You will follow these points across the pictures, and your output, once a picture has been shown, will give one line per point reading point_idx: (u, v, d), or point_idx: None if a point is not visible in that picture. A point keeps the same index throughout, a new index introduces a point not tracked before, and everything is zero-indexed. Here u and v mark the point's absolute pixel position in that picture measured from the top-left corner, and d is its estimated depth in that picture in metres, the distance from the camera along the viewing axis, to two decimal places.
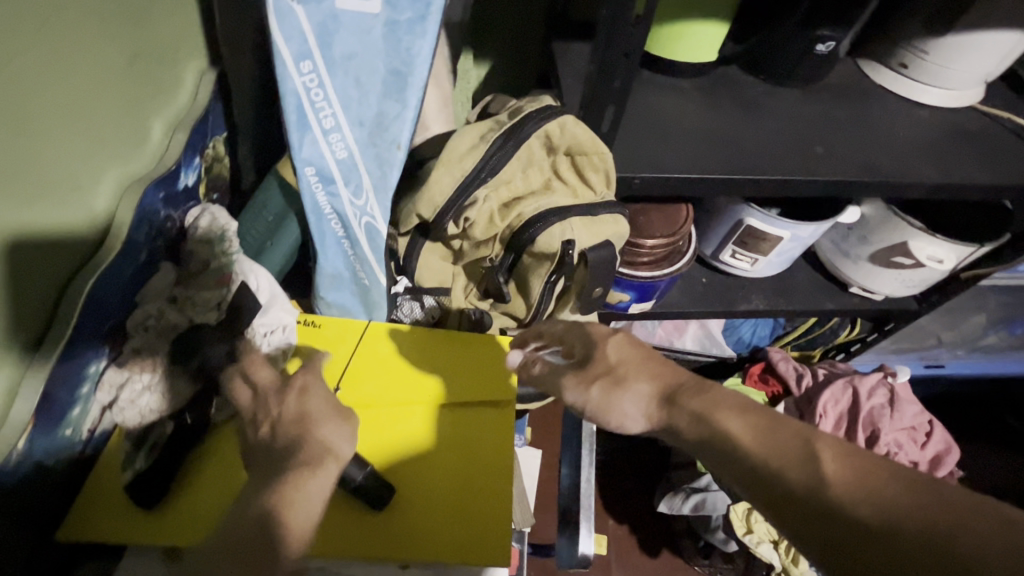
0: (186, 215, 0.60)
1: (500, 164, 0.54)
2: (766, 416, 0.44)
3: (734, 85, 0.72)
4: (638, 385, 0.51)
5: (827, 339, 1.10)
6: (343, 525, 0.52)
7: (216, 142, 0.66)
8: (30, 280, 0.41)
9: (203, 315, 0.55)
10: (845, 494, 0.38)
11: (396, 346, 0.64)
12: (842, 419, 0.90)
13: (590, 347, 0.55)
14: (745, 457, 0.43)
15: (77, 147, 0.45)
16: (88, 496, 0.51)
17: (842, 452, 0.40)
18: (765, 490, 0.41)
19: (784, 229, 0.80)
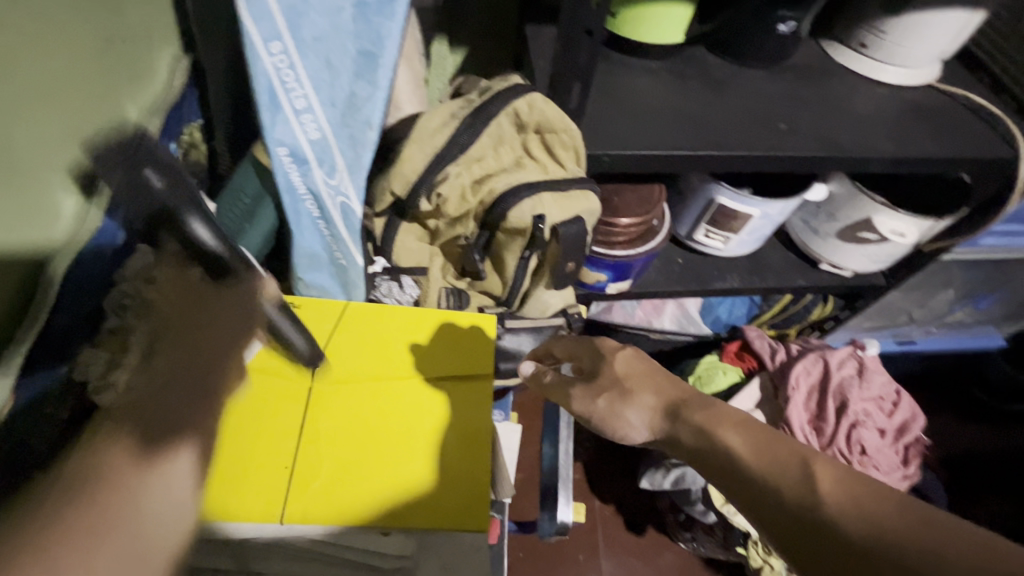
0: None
1: (471, 141, 0.56)
2: (766, 433, 0.46)
3: (701, 65, 0.74)
4: (642, 396, 0.54)
5: (802, 317, 1.13)
6: (325, 492, 0.53)
7: (191, 128, 0.67)
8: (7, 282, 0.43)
9: None
10: (840, 509, 0.39)
11: (377, 322, 0.65)
12: (814, 391, 0.93)
13: (598, 361, 0.59)
14: (741, 467, 0.45)
15: (47, 143, 0.44)
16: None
17: (837, 469, 0.42)
18: (760, 503, 0.43)
19: (753, 207, 0.83)
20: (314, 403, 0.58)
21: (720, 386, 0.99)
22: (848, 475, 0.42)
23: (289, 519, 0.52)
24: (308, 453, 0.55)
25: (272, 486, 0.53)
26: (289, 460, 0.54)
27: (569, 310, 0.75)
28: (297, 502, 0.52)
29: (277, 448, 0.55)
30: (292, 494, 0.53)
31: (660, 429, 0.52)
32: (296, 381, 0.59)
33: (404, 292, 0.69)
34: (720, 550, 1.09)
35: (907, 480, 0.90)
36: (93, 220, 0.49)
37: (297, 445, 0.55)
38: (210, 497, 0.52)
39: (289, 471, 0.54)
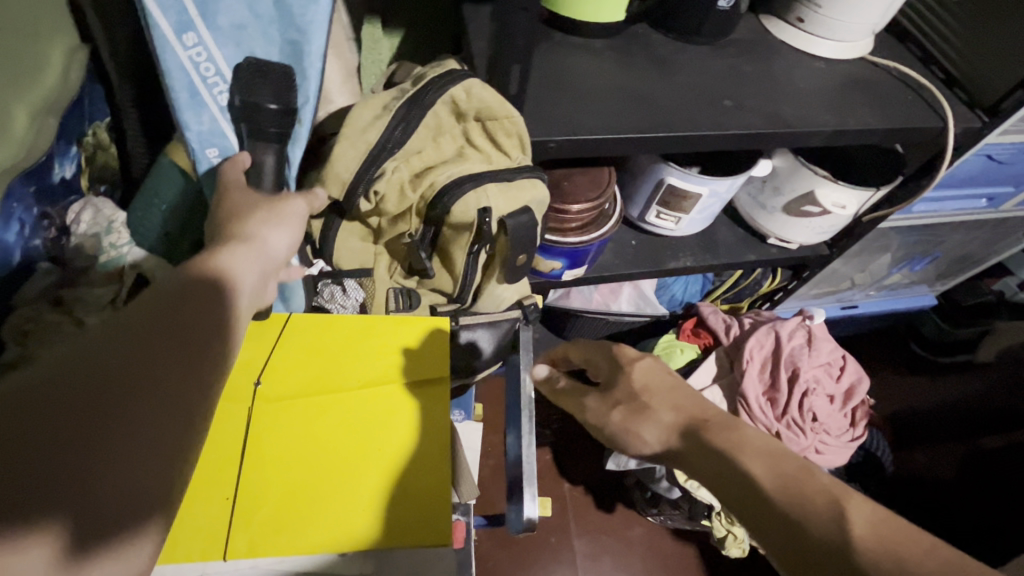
0: (65, 211, 0.55)
1: (407, 133, 0.52)
2: (796, 463, 0.44)
3: (644, 43, 0.72)
4: (658, 412, 0.53)
5: (753, 291, 1.16)
6: (273, 519, 0.50)
7: (96, 128, 0.60)
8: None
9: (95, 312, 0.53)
10: (870, 557, 0.37)
11: (323, 333, 0.61)
12: (768, 362, 0.96)
13: (617, 372, 0.59)
14: (765, 499, 0.43)
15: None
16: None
17: (872, 510, 0.40)
18: (784, 536, 0.41)
19: (703, 186, 0.83)
20: (255, 425, 0.54)
21: (677, 363, 1.01)
22: (884, 519, 0.39)
23: (235, 554, 0.48)
24: (252, 480, 0.51)
25: (214, 520, 0.49)
26: (232, 490, 0.51)
27: (525, 303, 0.73)
28: (242, 533, 0.49)
29: (218, 477, 0.51)
30: (234, 528, 0.49)
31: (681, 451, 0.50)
32: (235, 403, 0.55)
33: (348, 296, 0.66)
34: (686, 522, 1.11)
35: (855, 440, 0.95)
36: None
37: (238, 472, 0.52)
38: None
39: (233, 501, 0.50)
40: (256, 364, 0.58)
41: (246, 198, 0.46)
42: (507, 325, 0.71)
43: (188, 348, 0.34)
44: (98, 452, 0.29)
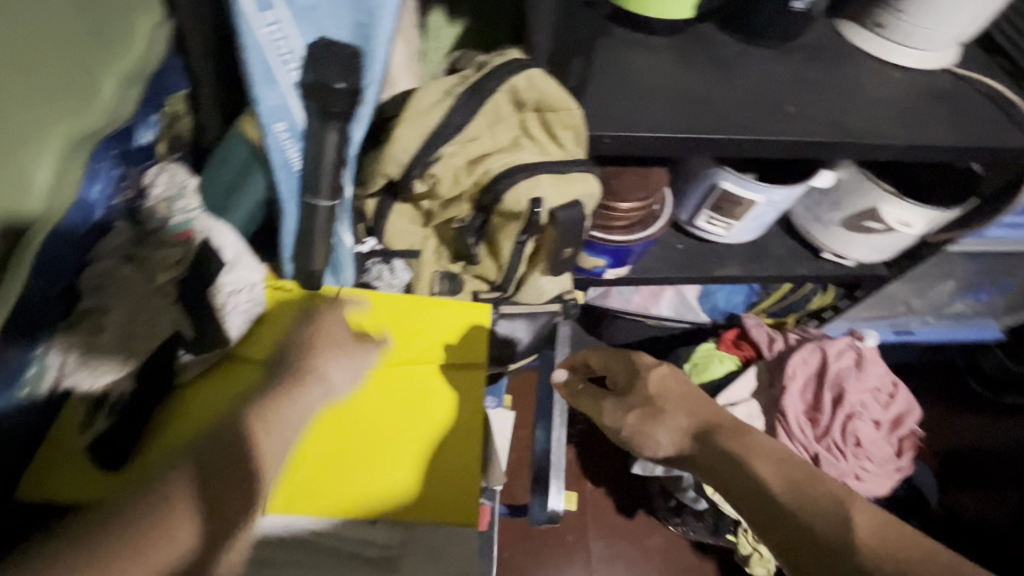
0: (143, 175, 0.58)
1: (466, 119, 0.53)
2: (802, 471, 0.55)
3: (711, 43, 0.71)
4: (672, 416, 0.61)
5: (801, 306, 1.12)
6: (308, 483, 0.53)
7: (174, 100, 0.64)
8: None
9: (162, 273, 0.54)
10: (870, 556, 0.47)
11: (366, 309, 0.63)
12: (811, 381, 0.92)
13: (632, 377, 0.66)
14: (774, 501, 0.53)
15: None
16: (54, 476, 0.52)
17: (872, 516, 0.50)
18: (792, 532, 0.51)
19: (758, 193, 0.81)
20: None
21: (715, 373, 0.98)
22: (879, 519, 0.50)
23: (273, 509, 0.51)
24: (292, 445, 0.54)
25: None
26: None
27: (566, 298, 0.73)
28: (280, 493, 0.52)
29: None
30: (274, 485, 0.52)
31: (707, 460, 0.58)
32: None
33: (395, 274, 0.68)
34: (710, 536, 1.09)
35: (900, 471, 0.90)
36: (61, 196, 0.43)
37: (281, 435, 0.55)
38: None
39: None
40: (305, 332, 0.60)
41: (319, 324, 0.56)
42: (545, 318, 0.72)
43: (250, 461, 0.46)
44: (186, 480, 0.43)
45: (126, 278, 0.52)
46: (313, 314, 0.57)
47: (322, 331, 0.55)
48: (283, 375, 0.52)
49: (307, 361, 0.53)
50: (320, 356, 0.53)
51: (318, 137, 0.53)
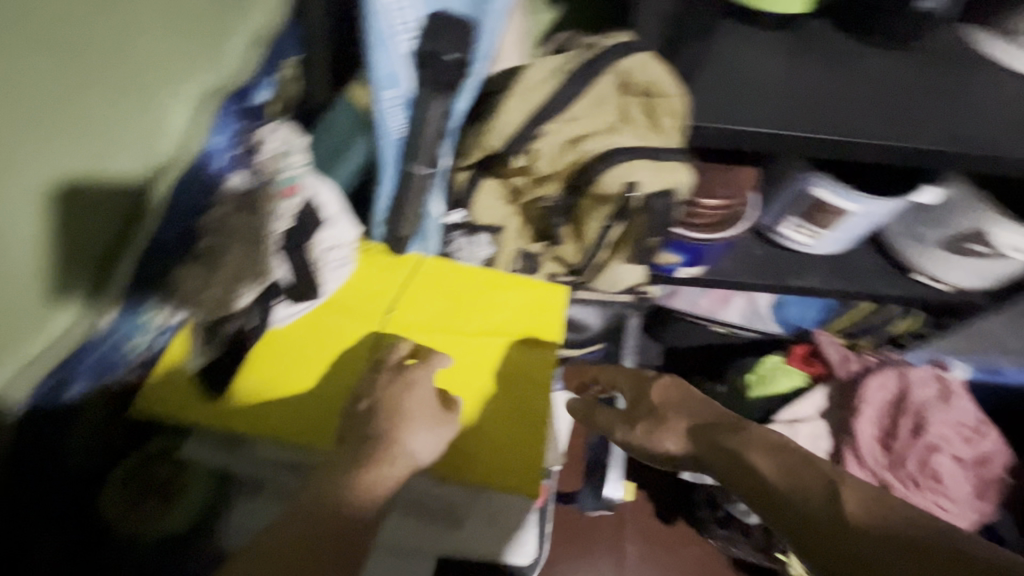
0: (259, 130, 0.58)
1: (572, 98, 0.53)
2: (797, 457, 0.52)
3: (823, 40, 0.67)
4: (674, 422, 0.61)
5: (880, 329, 1.06)
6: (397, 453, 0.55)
7: (288, 65, 0.65)
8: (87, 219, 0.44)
9: (274, 224, 0.56)
10: (869, 535, 0.45)
11: (446, 278, 0.65)
12: (888, 408, 0.87)
13: (639, 391, 0.67)
14: (767, 488, 0.52)
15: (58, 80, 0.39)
16: (164, 399, 0.54)
17: (868, 496, 0.48)
18: (787, 515, 0.50)
19: (854, 204, 0.76)
20: (380, 343, 0.60)
21: (780, 388, 0.96)
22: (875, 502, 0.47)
23: None
24: None
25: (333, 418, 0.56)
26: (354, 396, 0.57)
27: (641, 290, 0.72)
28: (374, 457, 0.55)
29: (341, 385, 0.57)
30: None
31: (698, 453, 0.58)
32: (366, 323, 0.61)
33: (478, 248, 0.69)
34: (756, 553, 1.05)
35: (978, 512, 0.84)
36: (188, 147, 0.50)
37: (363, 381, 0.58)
38: (271, 419, 0.55)
39: None
40: (388, 293, 0.63)
41: (407, 392, 0.54)
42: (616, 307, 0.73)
43: (332, 539, 0.44)
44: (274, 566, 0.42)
45: (247, 228, 0.55)
46: (401, 380, 0.54)
47: (410, 406, 0.52)
48: (366, 446, 0.50)
49: (389, 432, 0.51)
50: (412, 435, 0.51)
51: (423, 108, 0.54)
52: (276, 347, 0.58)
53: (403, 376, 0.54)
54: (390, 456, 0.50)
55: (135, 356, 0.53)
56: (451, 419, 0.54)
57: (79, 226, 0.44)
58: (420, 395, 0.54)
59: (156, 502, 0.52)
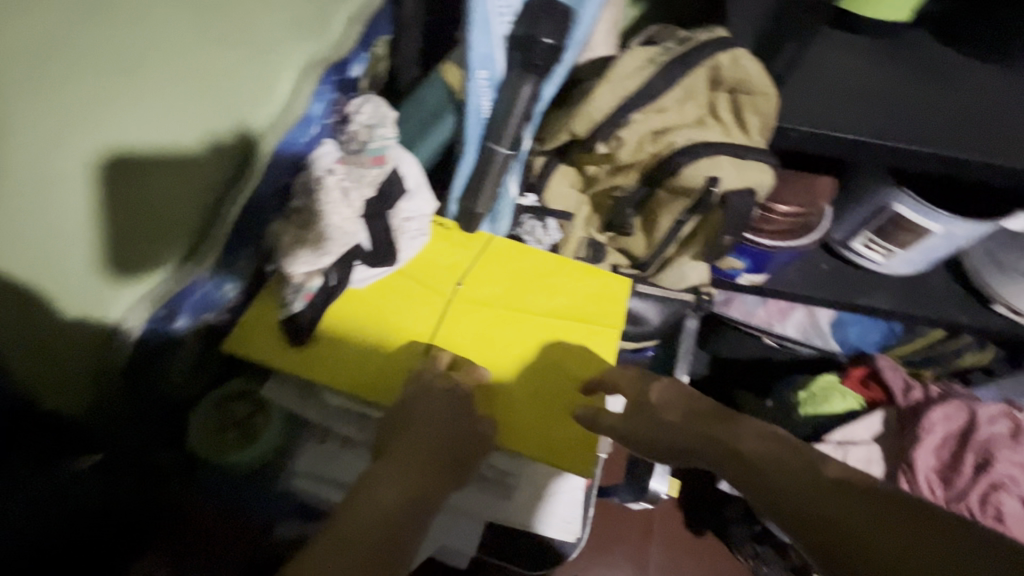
0: (350, 102, 0.61)
1: (663, 90, 0.54)
2: (788, 444, 0.45)
3: (923, 50, 0.65)
4: (671, 420, 0.52)
5: (947, 360, 1.01)
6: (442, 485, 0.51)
7: (378, 43, 0.68)
8: (175, 191, 0.43)
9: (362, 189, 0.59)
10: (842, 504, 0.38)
11: (514, 259, 0.67)
12: (950, 440, 0.83)
13: (640, 387, 0.56)
14: (762, 476, 0.44)
15: (134, 42, 0.39)
16: (252, 341, 0.57)
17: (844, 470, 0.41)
18: (808, 525, 0.39)
19: (937, 223, 0.73)
20: (449, 313, 0.62)
21: (835, 408, 0.93)
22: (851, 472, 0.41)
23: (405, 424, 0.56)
24: None
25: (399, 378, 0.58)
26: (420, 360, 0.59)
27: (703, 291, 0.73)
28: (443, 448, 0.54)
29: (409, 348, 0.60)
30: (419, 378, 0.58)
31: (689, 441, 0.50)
32: (436, 293, 0.64)
33: (546, 233, 0.70)
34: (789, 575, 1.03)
35: None
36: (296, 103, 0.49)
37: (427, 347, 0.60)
38: (343, 372, 0.58)
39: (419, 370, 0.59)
40: (459, 267, 0.66)
41: (443, 404, 0.52)
42: (676, 305, 0.73)
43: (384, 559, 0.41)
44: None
45: (333, 193, 0.57)
46: (450, 391, 0.53)
47: (448, 422, 0.51)
48: (403, 461, 0.48)
49: (428, 447, 0.49)
50: (450, 457, 0.50)
51: (514, 88, 0.55)
52: (350, 306, 0.62)
53: (448, 388, 0.54)
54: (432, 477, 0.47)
55: (227, 300, 0.56)
56: (483, 446, 0.53)
57: (163, 202, 0.43)
58: (456, 411, 0.53)
59: (235, 435, 0.55)
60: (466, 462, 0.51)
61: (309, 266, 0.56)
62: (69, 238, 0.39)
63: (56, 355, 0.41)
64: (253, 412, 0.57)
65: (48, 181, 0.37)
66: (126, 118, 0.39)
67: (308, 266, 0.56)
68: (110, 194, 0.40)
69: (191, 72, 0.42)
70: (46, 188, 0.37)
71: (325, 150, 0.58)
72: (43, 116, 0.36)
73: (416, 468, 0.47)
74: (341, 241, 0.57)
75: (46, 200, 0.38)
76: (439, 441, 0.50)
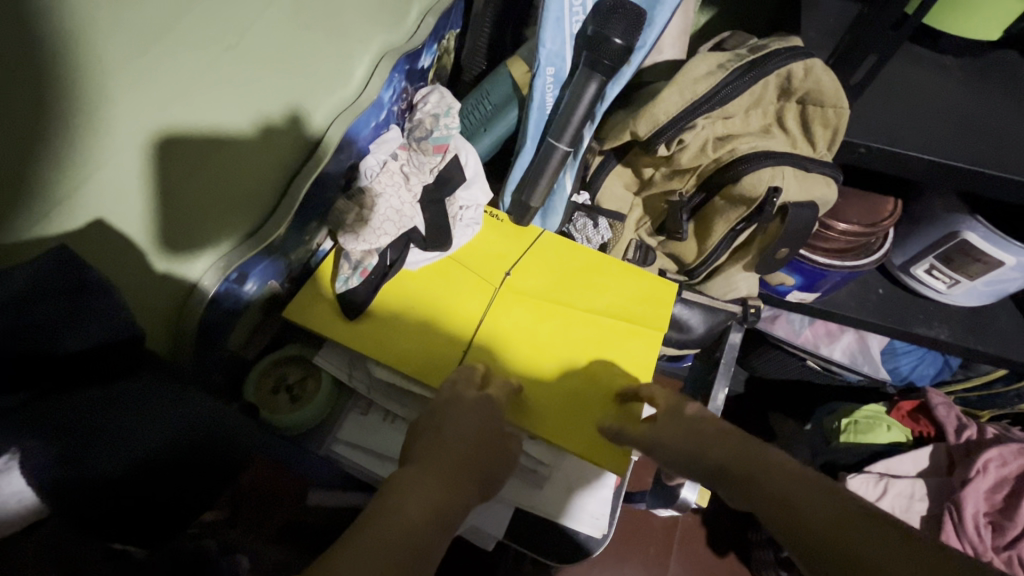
0: (416, 93, 0.63)
1: (732, 95, 0.54)
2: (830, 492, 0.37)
3: (1011, 73, 0.63)
4: (697, 433, 0.46)
5: (1008, 403, 0.96)
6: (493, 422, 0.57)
7: (450, 36, 0.70)
8: (240, 170, 0.45)
9: (422, 175, 0.63)
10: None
11: (563, 255, 0.68)
12: (1005, 484, 0.79)
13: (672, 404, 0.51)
14: (799, 520, 0.36)
15: (221, 26, 0.41)
16: (309, 313, 0.59)
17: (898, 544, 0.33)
18: None
19: (1012, 255, 0.69)
20: (495, 302, 0.64)
21: (879, 438, 0.89)
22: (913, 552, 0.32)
23: None
24: (476, 352, 0.61)
25: (444, 361, 0.60)
26: (466, 345, 0.61)
27: (750, 304, 0.73)
28: None
29: (455, 334, 0.62)
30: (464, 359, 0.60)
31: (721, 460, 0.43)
32: (485, 281, 0.65)
33: (597, 233, 0.70)
34: None
35: None
36: (369, 92, 0.53)
37: (474, 333, 0.62)
38: (389, 349, 0.60)
39: (463, 354, 0.60)
40: (509, 258, 0.67)
41: (467, 414, 0.50)
42: (722, 316, 0.72)
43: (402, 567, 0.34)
44: None
45: (395, 177, 0.60)
46: (483, 400, 0.52)
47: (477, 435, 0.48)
48: (429, 465, 0.42)
49: (459, 455, 0.45)
50: (480, 468, 0.45)
51: (580, 87, 0.56)
52: (403, 286, 0.64)
53: (479, 397, 0.53)
54: (465, 489, 0.43)
55: (292, 269, 0.58)
56: (509, 459, 0.50)
57: (220, 177, 0.44)
58: (485, 420, 0.50)
59: (286, 397, 0.58)
60: (493, 478, 0.47)
61: (367, 245, 0.59)
62: (143, 207, 0.39)
63: (145, 317, 0.41)
64: (305, 377, 0.60)
65: (123, 146, 0.37)
66: (200, 94, 0.40)
67: (365, 245, 0.59)
68: (178, 169, 0.40)
69: (256, 57, 0.44)
70: (117, 156, 0.37)
71: (393, 136, 0.60)
72: (132, 83, 0.36)
73: (440, 475, 0.42)
74: (399, 222, 0.60)
75: (116, 172, 0.37)
76: (464, 450, 0.46)
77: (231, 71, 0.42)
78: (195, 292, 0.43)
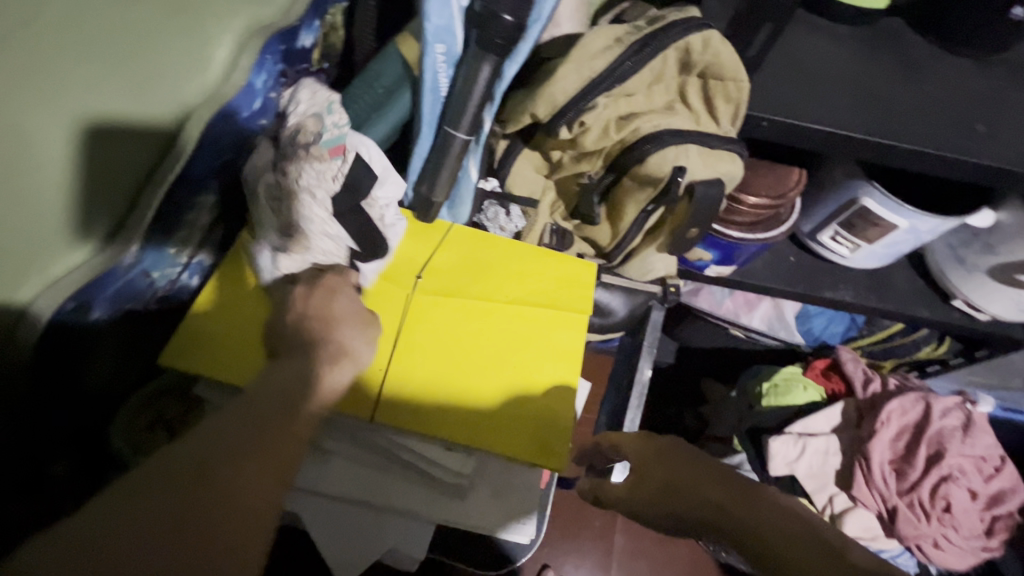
0: (284, 93, 0.53)
1: (631, 71, 0.51)
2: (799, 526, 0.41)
3: (899, 41, 0.64)
4: (676, 480, 0.46)
5: (906, 353, 1.03)
6: (418, 421, 0.54)
7: (332, 10, 0.62)
8: (99, 173, 0.39)
9: (326, 186, 0.54)
10: None
11: (477, 249, 0.64)
12: (906, 432, 0.85)
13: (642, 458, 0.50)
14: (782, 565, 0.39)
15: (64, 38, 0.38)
16: (183, 341, 0.54)
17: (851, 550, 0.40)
18: None
19: (903, 218, 0.72)
20: (410, 308, 0.59)
21: (797, 399, 0.92)
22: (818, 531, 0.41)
23: (377, 421, 0.53)
24: (397, 371, 0.55)
25: (361, 385, 0.54)
26: (385, 361, 0.56)
27: (669, 282, 0.72)
28: (414, 422, 0.53)
29: None
30: (387, 373, 0.55)
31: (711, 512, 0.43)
32: (397, 289, 0.60)
33: (510, 222, 0.67)
34: None
35: (981, 546, 0.82)
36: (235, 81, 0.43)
37: (387, 345, 0.57)
38: None
39: (385, 370, 0.55)
40: (419, 261, 0.62)
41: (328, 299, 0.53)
42: (642, 297, 0.71)
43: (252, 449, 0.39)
44: (195, 492, 0.35)
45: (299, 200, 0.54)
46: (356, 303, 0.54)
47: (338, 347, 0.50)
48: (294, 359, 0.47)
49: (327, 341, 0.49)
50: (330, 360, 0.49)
51: (471, 69, 0.52)
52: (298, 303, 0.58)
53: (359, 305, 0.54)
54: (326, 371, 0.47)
55: (161, 288, 0.51)
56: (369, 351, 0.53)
57: (110, 172, 0.40)
58: (351, 319, 0.53)
59: (165, 435, 0.52)
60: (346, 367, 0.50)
61: (295, 263, 0.56)
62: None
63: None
64: (185, 412, 0.54)
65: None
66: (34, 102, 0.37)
67: (299, 262, 0.56)
68: (83, 156, 0.38)
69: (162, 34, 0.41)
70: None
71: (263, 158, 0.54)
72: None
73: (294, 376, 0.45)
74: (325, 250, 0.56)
75: None
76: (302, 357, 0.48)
77: (154, 52, 0.40)
78: (23, 321, 0.37)
